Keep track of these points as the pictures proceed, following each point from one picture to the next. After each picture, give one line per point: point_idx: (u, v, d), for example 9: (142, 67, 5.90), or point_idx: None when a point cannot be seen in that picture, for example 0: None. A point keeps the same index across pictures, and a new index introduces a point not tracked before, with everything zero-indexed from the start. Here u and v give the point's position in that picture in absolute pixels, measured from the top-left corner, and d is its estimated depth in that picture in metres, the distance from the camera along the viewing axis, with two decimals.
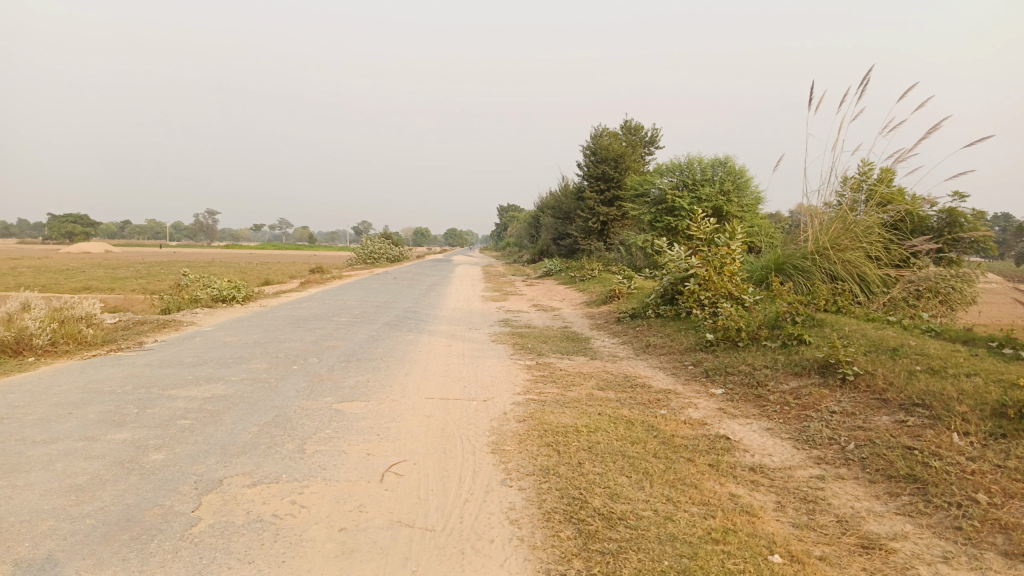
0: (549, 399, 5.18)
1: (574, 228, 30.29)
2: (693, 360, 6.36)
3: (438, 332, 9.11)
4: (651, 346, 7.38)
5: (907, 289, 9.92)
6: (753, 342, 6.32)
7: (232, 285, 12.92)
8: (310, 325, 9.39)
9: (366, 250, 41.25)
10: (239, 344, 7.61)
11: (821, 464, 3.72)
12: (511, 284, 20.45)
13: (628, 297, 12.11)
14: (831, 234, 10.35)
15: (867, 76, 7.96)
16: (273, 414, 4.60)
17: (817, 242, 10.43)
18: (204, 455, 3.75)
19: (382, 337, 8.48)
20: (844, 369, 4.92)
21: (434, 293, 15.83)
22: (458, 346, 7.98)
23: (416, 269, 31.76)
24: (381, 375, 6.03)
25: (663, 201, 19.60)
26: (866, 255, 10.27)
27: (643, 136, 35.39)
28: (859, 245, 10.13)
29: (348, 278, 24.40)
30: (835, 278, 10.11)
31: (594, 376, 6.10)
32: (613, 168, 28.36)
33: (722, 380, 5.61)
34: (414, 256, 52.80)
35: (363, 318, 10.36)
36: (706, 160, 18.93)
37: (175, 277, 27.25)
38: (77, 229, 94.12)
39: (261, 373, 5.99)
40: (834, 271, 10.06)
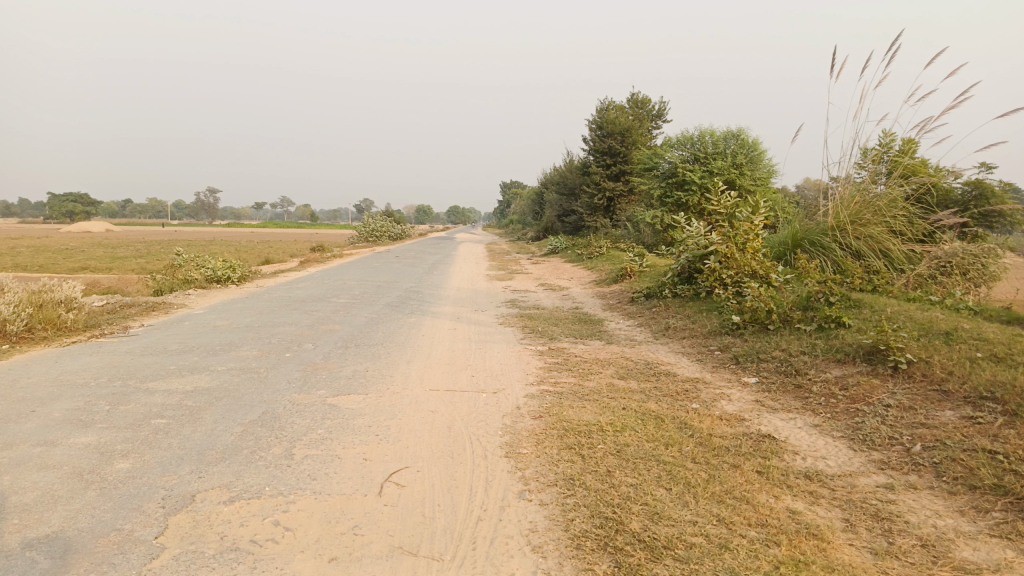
0: (566, 390, 4.68)
1: (580, 204, 29.69)
2: (720, 346, 5.85)
3: (442, 314, 8.62)
4: (671, 329, 6.88)
5: (933, 265, 9.38)
6: (785, 324, 5.81)
7: (228, 265, 12.44)
8: (307, 307, 8.90)
9: (369, 228, 40.71)
10: (230, 329, 7.12)
11: (885, 470, 3.23)
12: (517, 262, 19.95)
13: (640, 275, 11.60)
14: (852, 208, 9.74)
15: (892, 45, 7.34)
16: (260, 411, 4.12)
17: (837, 216, 9.85)
18: (177, 463, 3.28)
19: (383, 320, 7.99)
20: (895, 356, 4.40)
21: (437, 272, 15.31)
22: (464, 329, 7.48)
23: (419, 247, 31.19)
24: (381, 363, 5.53)
25: (673, 175, 19.01)
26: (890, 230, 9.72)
27: (649, 110, 34.68)
28: (883, 220, 9.57)
29: (349, 257, 23.95)
30: (858, 254, 9.57)
31: (613, 363, 5.60)
32: (620, 142, 27.70)
33: (755, 368, 5.11)
34: (416, 234, 52.26)
35: (364, 299, 9.87)
36: (717, 133, 18.31)
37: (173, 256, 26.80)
38: (78, 208, 93.45)
39: (250, 362, 5.50)
40: (858, 247, 9.52)
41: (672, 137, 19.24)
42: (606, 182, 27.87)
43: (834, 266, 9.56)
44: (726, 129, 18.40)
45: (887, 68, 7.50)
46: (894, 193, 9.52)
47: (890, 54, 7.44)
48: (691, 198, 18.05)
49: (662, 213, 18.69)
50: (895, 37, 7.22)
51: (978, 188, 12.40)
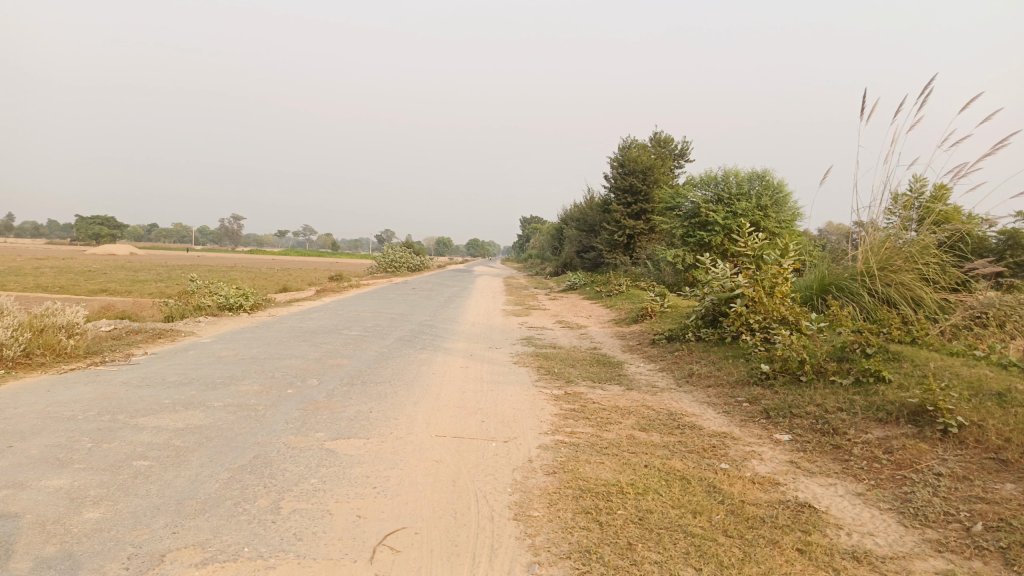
0: (583, 443, 4.33)
1: (600, 241, 29.42)
2: (748, 397, 5.48)
3: (455, 351, 8.31)
4: (695, 376, 6.51)
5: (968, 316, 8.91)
6: (819, 376, 5.43)
7: (241, 293, 12.25)
8: (317, 339, 8.64)
9: (388, 259, 40.77)
10: (234, 361, 6.86)
11: (943, 552, 2.84)
12: (535, 298, 19.65)
13: (661, 316, 11.24)
14: (883, 254, 9.39)
15: (927, 87, 7.30)
16: (251, 456, 3.82)
17: (867, 263, 9.48)
18: (152, 514, 2.97)
19: (393, 355, 7.70)
20: (945, 419, 4.00)
21: (453, 306, 15.04)
22: (477, 368, 7.17)
23: (436, 279, 31.00)
24: (387, 403, 5.22)
25: (696, 215, 18.72)
26: (921, 277, 9.28)
27: (672, 149, 34.53)
28: (913, 267, 9.15)
29: (366, 287, 23.80)
30: (887, 301, 9.14)
31: (633, 412, 5.24)
32: (641, 180, 27.55)
33: (787, 424, 4.73)
34: (435, 267, 52.28)
35: (376, 332, 9.60)
36: (742, 173, 18.04)
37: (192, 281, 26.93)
38: (104, 231, 95.00)
39: (249, 397, 5.22)
40: (887, 294, 9.10)
41: (696, 177, 18.98)
42: (627, 220, 27.61)
43: (864, 314, 9.14)
44: (751, 170, 18.12)
45: (921, 111, 7.45)
46: (927, 240, 9.16)
47: (923, 97, 7.40)
48: (714, 238, 17.70)
49: (684, 253, 18.34)
50: (931, 79, 7.17)
51: (1014, 237, 11.95)
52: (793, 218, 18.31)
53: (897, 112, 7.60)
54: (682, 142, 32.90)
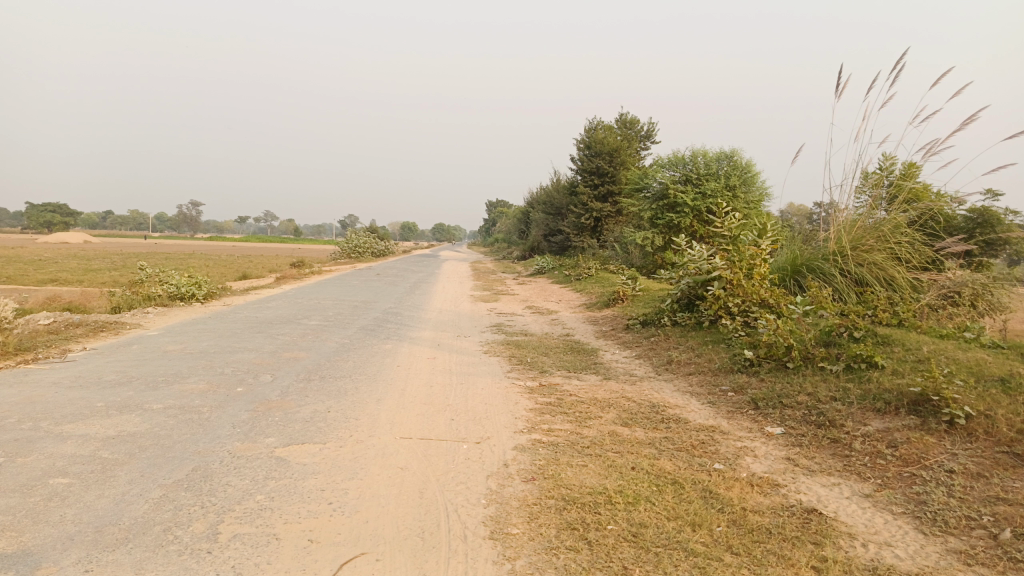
0: (562, 442, 3.96)
1: (566, 224, 29.08)
2: (733, 386, 5.16)
3: (421, 340, 7.87)
4: (675, 364, 6.19)
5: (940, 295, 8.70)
6: (807, 363, 5.14)
7: (193, 282, 11.61)
8: (273, 330, 8.12)
9: (352, 244, 40.00)
10: (182, 356, 6.33)
11: (972, 566, 2.53)
12: (502, 282, 19.25)
13: (633, 300, 10.94)
14: (855, 233, 9.19)
15: (898, 63, 7.47)
16: (189, 469, 3.37)
17: (839, 241, 9.26)
18: (64, 547, 2.52)
19: (355, 346, 7.23)
20: (950, 409, 3.72)
21: (418, 292, 14.57)
22: (445, 358, 6.74)
23: (402, 264, 30.41)
24: (346, 402, 4.78)
25: (664, 196, 18.48)
26: (893, 257, 9.07)
27: (637, 131, 34.24)
28: (886, 246, 8.94)
29: (328, 274, 23.12)
30: (859, 282, 8.91)
31: (613, 405, 4.89)
32: (608, 162, 27.30)
33: (778, 416, 4.42)
34: (400, 252, 51.53)
35: (338, 322, 9.10)
36: (710, 154, 17.83)
37: (144, 270, 25.91)
38: (55, 219, 91.92)
39: (193, 398, 4.73)
40: (859, 274, 8.86)
41: (664, 157, 18.69)
42: (595, 202, 27.30)
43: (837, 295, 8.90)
44: (719, 151, 17.89)
45: (893, 87, 7.61)
46: (899, 218, 8.99)
47: (896, 74, 7.58)
48: (683, 220, 17.45)
49: (653, 235, 18.06)
50: (903, 55, 7.35)
51: (982, 215, 11.88)
52: (761, 198, 18.16)
53: (869, 90, 7.75)
54: (648, 121, 31.51)
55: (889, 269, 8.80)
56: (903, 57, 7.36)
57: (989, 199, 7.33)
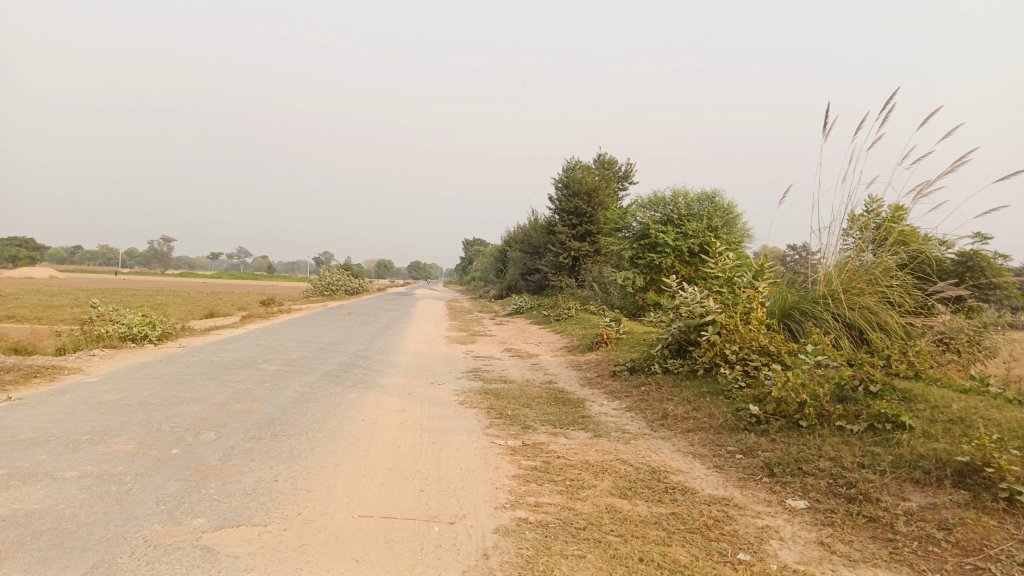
0: (552, 521, 3.33)
1: (544, 263, 28.62)
2: (740, 448, 4.59)
3: (391, 389, 7.20)
4: (670, 419, 5.62)
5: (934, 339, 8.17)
6: (823, 421, 4.59)
7: (147, 322, 10.79)
8: (228, 376, 7.39)
9: (325, 281, 39.18)
10: (118, 408, 5.59)
11: None
12: (479, 322, 18.62)
13: (617, 344, 10.38)
14: (845, 275, 8.75)
15: (888, 102, 7.49)
16: (88, 566, 2.67)
17: (828, 283, 8.81)
18: None
19: (317, 396, 6.54)
20: (1007, 483, 3.16)
21: (391, 333, 13.88)
22: (415, 411, 6.08)
23: (376, 302, 29.65)
24: (298, 467, 4.10)
25: (644, 236, 18.08)
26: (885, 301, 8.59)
27: (615, 171, 34.15)
28: (878, 289, 8.47)
29: (298, 312, 22.29)
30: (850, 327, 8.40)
31: (607, 470, 4.28)
32: (586, 203, 27.05)
33: (799, 486, 3.85)
34: (375, 290, 50.75)
35: (302, 367, 8.40)
36: (692, 194, 17.51)
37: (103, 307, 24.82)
38: (21, 253, 89.72)
39: (117, 463, 4.01)
40: (850, 318, 8.37)
41: (643, 197, 18.33)
42: (573, 242, 26.92)
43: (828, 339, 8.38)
44: (700, 191, 17.59)
45: (882, 127, 7.60)
46: (887, 260, 8.57)
47: (883, 115, 7.60)
48: (664, 261, 17.04)
49: (633, 276, 17.60)
50: (892, 95, 7.41)
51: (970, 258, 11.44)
52: (742, 240, 17.85)
53: (856, 131, 7.69)
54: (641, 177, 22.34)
55: (880, 313, 8.36)
56: (891, 96, 7.44)
57: (981, 243, 6.99)
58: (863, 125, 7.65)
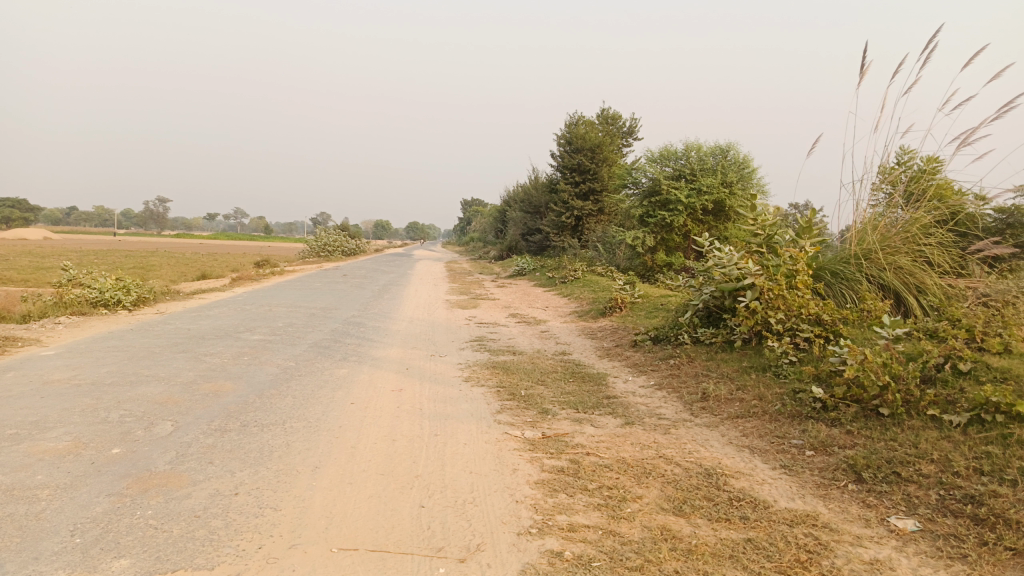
0: (595, 558, 2.51)
1: (546, 222, 27.66)
2: (811, 443, 3.80)
3: (387, 362, 6.36)
4: (712, 401, 4.80)
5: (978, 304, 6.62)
6: (911, 410, 3.78)
7: (121, 286, 9.88)
8: (202, 348, 6.53)
9: (321, 243, 38.22)
10: (63, 390, 4.74)
11: None
12: (479, 285, 17.76)
13: (632, 309, 9.54)
14: (878, 233, 7.42)
15: (930, 42, 6.09)
16: None
17: (861, 243, 7.50)
18: None
19: (301, 372, 5.69)
20: None
21: (388, 297, 13.02)
22: (414, 390, 5.24)
23: (374, 264, 28.68)
24: (267, 473, 3.27)
25: (654, 193, 17.11)
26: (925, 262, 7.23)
27: (619, 126, 32.98)
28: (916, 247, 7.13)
29: (289, 275, 21.35)
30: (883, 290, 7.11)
31: (652, 474, 3.45)
32: (589, 159, 25.94)
33: (900, 499, 3.04)
34: (372, 251, 49.91)
35: (288, 337, 7.55)
36: (705, 148, 16.49)
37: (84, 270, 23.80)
38: (12, 214, 88.37)
39: (39, 469, 3.17)
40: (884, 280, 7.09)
41: (654, 151, 17.28)
42: (576, 200, 25.92)
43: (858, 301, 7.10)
44: (714, 145, 16.56)
45: (922, 70, 6.26)
46: (923, 217, 7.20)
47: (925, 55, 6.23)
48: (676, 219, 16.13)
49: (643, 234, 16.69)
50: (933, 34, 6.00)
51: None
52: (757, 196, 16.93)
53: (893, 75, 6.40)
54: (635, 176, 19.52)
55: (918, 275, 7.04)
56: (936, 32, 5.94)
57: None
58: (900, 66, 6.34)
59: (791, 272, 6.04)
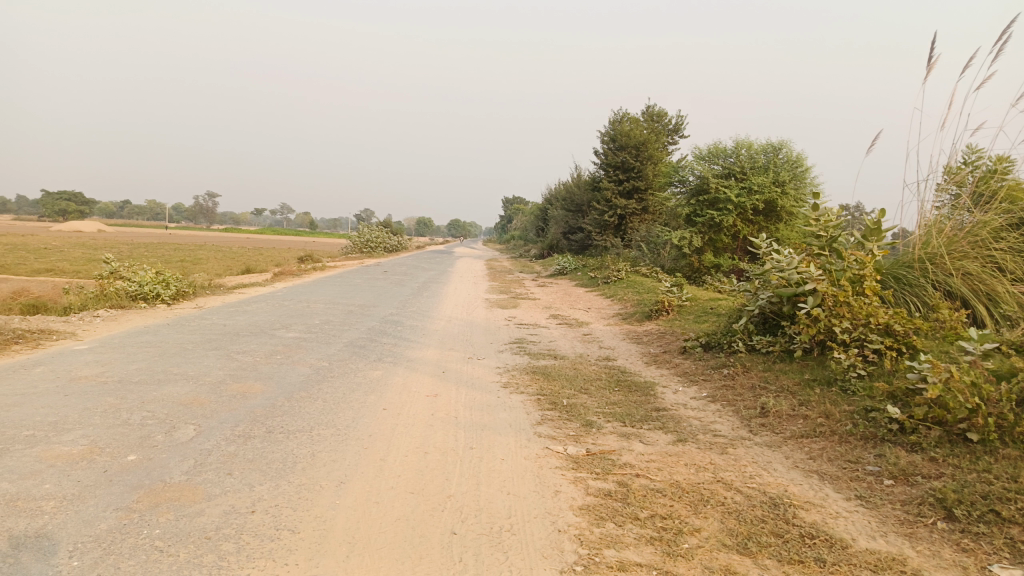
0: None
1: (588, 221, 27.21)
2: (889, 471, 3.39)
3: (423, 364, 6.10)
4: (772, 418, 4.41)
5: None
6: (1004, 436, 3.34)
7: (160, 280, 9.82)
8: (235, 346, 6.35)
9: (363, 239, 38.42)
10: (89, 388, 4.59)
11: None
12: (519, 284, 17.44)
13: (679, 313, 9.11)
14: (945, 235, 6.49)
15: (1005, 33, 5.28)
16: None
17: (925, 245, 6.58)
18: None
19: (333, 374, 5.45)
20: None
21: (427, 295, 12.80)
22: (449, 396, 4.95)
23: (414, 260, 28.62)
24: (288, 488, 3.01)
25: (702, 191, 16.57)
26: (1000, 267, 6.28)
27: (665, 124, 32.30)
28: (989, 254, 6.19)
29: (330, 270, 21.34)
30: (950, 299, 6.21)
31: (710, 502, 3.09)
32: (634, 156, 25.39)
33: (1002, 544, 2.63)
34: (413, 247, 50.06)
35: (323, 335, 7.35)
36: (757, 145, 15.90)
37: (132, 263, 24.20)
38: (69, 207, 91.25)
39: (48, 477, 2.97)
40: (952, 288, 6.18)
41: (702, 148, 16.70)
42: (619, 199, 25.43)
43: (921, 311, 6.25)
44: (766, 143, 15.90)
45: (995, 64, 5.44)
46: (992, 219, 6.28)
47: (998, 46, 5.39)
48: (725, 219, 15.58)
49: (690, 234, 16.16)
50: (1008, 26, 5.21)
51: None
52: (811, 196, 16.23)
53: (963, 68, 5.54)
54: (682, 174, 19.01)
55: (990, 279, 6.15)
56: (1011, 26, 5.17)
57: None
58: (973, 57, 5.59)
59: (857, 278, 5.58)
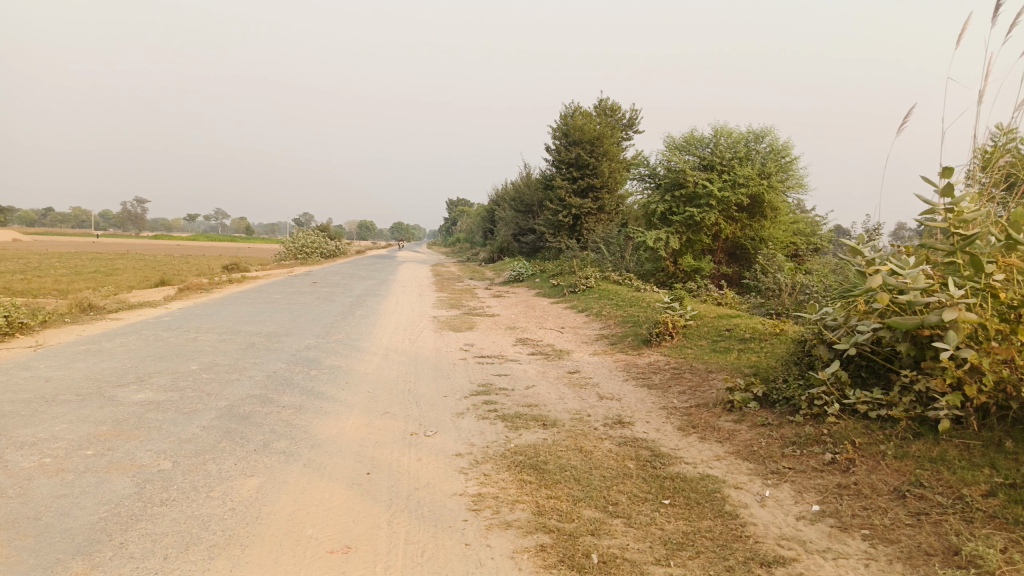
0: None
1: (541, 221, 25.06)
2: None
3: (337, 453, 3.76)
4: None
5: None
6: None
7: None
8: (25, 433, 3.84)
9: (297, 244, 35.39)
10: None
11: None
12: (471, 295, 15.03)
13: (689, 343, 6.95)
14: None
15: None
16: None
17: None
18: None
19: (170, 498, 3.04)
20: None
21: (359, 315, 10.31)
22: (375, 549, 2.63)
23: (351, 267, 25.68)
24: None
25: (676, 186, 14.61)
26: None
27: (618, 118, 30.49)
28: None
29: (249, 282, 18.42)
30: None
31: None
32: (588, 152, 23.42)
33: None
34: (351, 252, 47.10)
35: (191, 395, 4.88)
36: (738, 133, 14.10)
37: (10, 279, 20.64)
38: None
39: None
40: None
41: (675, 138, 14.80)
42: (574, 197, 23.34)
43: None
44: (746, 130, 14.18)
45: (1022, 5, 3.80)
46: None
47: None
48: (707, 215, 13.66)
49: (667, 235, 14.13)
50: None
51: None
52: (795, 190, 14.57)
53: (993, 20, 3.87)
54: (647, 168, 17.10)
55: None
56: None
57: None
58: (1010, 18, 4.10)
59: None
